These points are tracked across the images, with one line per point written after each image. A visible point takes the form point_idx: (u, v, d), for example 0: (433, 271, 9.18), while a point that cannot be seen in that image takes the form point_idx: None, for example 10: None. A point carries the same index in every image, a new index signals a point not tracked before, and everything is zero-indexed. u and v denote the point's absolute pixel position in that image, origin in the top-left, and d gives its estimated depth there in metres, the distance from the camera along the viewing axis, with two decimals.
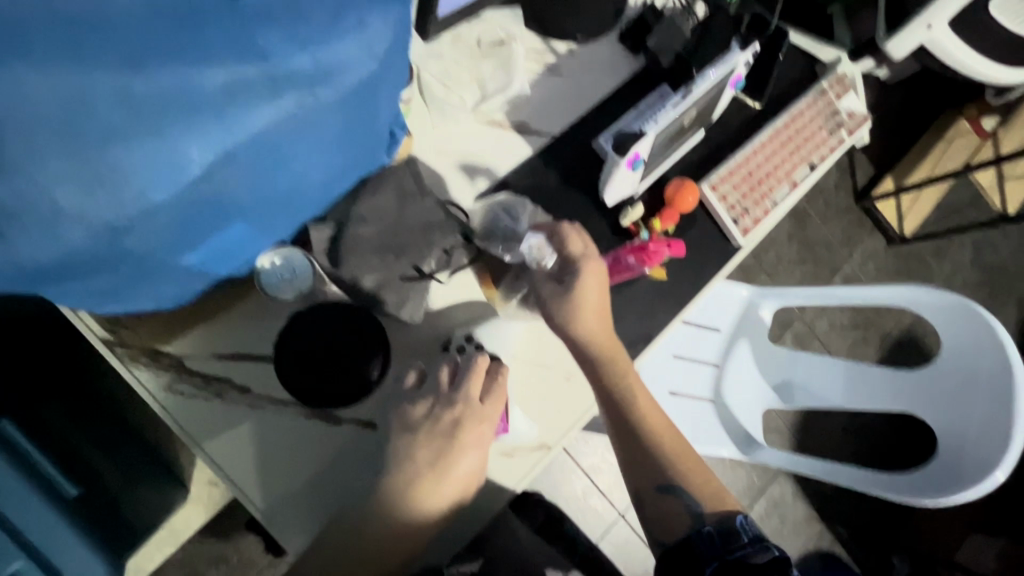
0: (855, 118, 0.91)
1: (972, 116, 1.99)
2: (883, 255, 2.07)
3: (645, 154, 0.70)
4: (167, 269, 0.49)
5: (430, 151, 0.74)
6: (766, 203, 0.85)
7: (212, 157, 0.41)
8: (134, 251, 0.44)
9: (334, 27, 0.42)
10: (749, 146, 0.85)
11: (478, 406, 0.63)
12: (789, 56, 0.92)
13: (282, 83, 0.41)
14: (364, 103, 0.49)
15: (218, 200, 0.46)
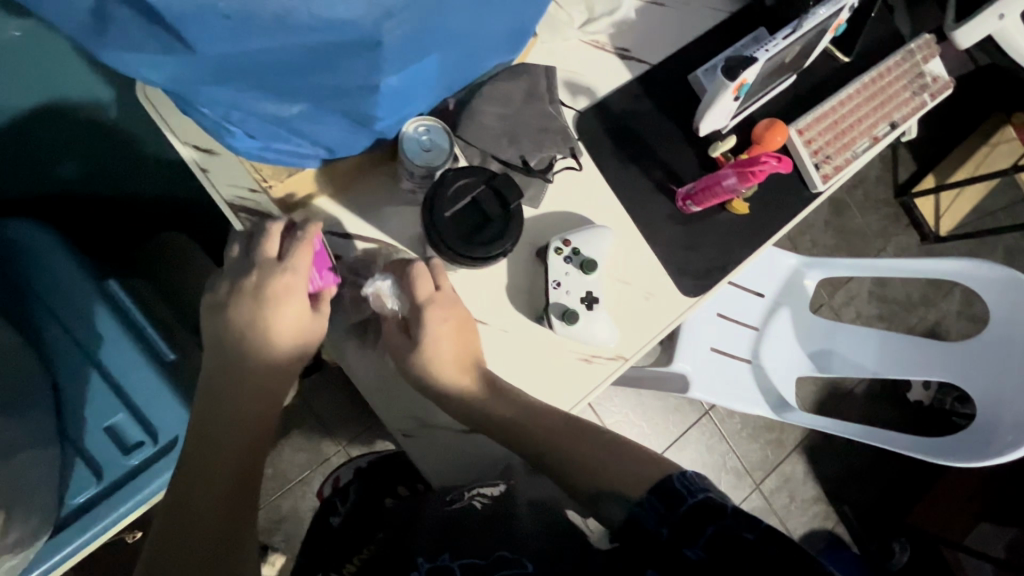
0: (939, 82, 0.93)
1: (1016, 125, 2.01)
2: (915, 252, 2.09)
3: (750, 83, 0.72)
4: (365, 87, 0.46)
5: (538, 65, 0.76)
6: (847, 153, 0.87)
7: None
8: (374, 43, 0.41)
9: None
10: (836, 96, 0.87)
11: (278, 261, 0.60)
12: (880, 16, 0.94)
13: None
14: None
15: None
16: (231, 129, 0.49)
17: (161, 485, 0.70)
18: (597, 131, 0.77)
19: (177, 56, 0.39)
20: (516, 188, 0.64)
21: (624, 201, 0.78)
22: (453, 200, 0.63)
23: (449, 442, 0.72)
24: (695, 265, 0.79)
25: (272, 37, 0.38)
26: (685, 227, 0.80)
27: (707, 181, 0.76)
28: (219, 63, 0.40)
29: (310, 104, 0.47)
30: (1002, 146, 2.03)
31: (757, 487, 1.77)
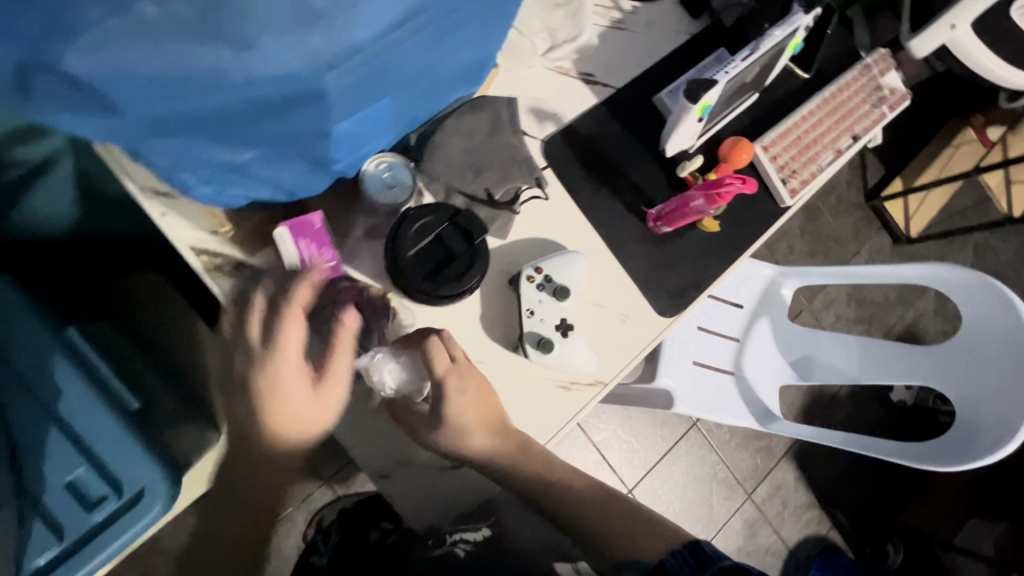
0: (897, 94, 0.95)
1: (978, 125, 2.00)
2: (888, 254, 2.13)
3: (712, 104, 0.73)
4: (316, 135, 0.47)
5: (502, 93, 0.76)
6: (812, 167, 0.89)
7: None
8: (316, 91, 0.42)
9: None
10: (799, 112, 0.89)
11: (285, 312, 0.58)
12: (835, 31, 0.96)
13: None
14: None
15: (406, 45, 0.44)
16: (180, 184, 0.49)
17: (140, 530, 0.69)
18: (565, 157, 0.78)
19: (111, 115, 0.39)
20: (480, 222, 0.67)
21: (596, 224, 0.78)
22: (416, 237, 0.66)
23: (430, 481, 0.70)
24: (670, 285, 0.79)
25: (209, 92, 0.39)
26: (658, 247, 0.80)
27: (675, 202, 0.77)
28: (160, 118, 0.40)
29: (263, 160, 0.48)
30: (964, 148, 2.04)
31: (750, 497, 1.77)
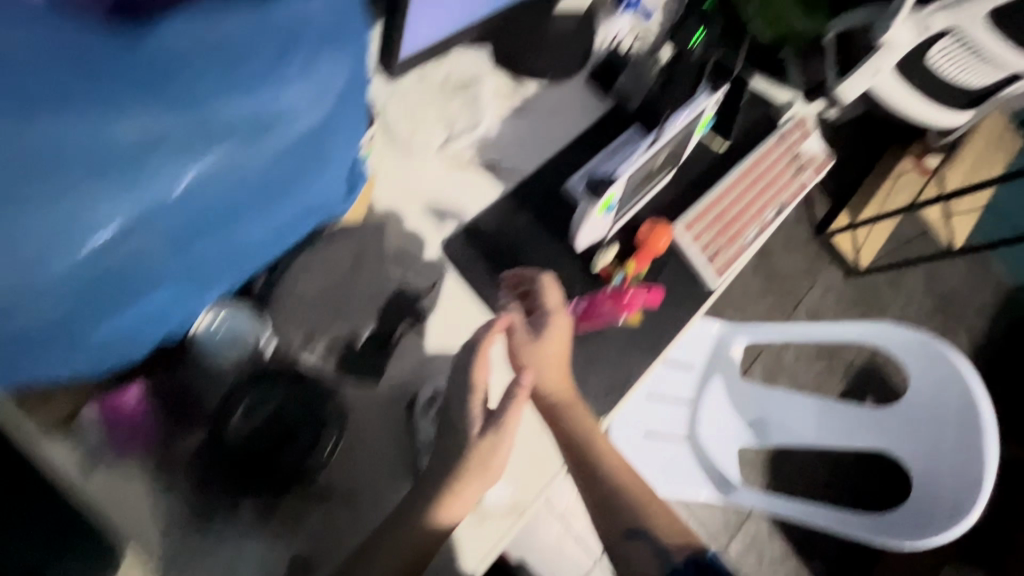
0: (816, 160, 0.94)
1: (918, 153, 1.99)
2: (842, 287, 2.13)
3: (617, 197, 0.69)
4: (84, 347, 0.45)
5: (395, 192, 0.70)
6: (737, 244, 0.85)
7: (186, 145, 0.39)
8: (29, 322, 0.40)
9: (274, 69, 0.41)
10: (719, 187, 0.85)
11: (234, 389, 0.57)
12: (750, 99, 0.94)
13: (213, 132, 0.40)
14: (310, 151, 0.48)
15: (203, 201, 0.43)
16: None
17: None
18: (468, 256, 0.72)
19: None
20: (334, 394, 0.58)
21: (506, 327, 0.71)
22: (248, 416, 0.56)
23: None
24: (592, 387, 0.73)
25: None
26: (576, 346, 0.74)
27: (585, 303, 0.73)
28: None
29: (102, 342, 0.46)
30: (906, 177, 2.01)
31: (724, 554, 1.69)
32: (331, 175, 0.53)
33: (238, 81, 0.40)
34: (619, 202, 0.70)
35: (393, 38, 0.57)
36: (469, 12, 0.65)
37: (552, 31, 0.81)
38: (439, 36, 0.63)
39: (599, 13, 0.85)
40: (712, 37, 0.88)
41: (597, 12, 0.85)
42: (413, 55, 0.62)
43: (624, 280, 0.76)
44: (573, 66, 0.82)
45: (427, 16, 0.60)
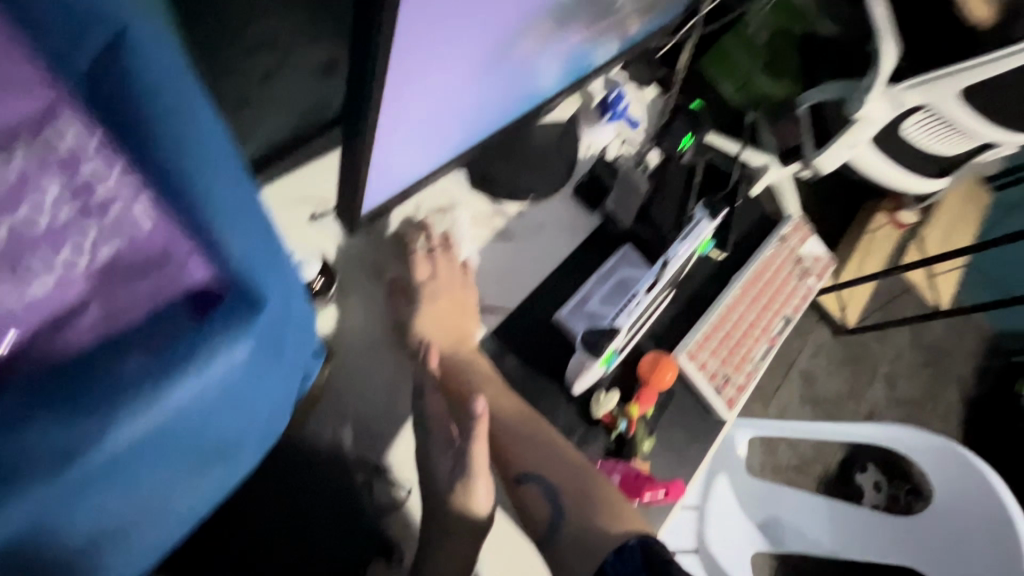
0: (820, 263, 0.88)
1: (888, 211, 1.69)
2: (830, 346, 1.91)
3: (620, 349, 0.64)
4: None
5: (366, 346, 0.62)
6: (747, 366, 0.77)
7: (75, 537, 0.32)
8: None
9: (182, 438, 0.33)
10: (722, 304, 0.78)
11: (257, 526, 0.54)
12: (747, 199, 0.88)
13: (107, 512, 0.33)
14: (241, 452, 0.41)
15: (114, 542, 0.36)
16: None
17: None
18: None
19: None
20: None
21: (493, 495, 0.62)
22: None
23: None
24: None
25: None
26: None
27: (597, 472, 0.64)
28: None
29: None
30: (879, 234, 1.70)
31: None
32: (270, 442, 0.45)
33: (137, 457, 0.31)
34: (622, 352, 0.65)
35: (354, 195, 0.49)
36: (440, 144, 0.60)
37: (532, 148, 0.75)
38: (412, 170, 0.59)
39: (582, 122, 0.79)
40: (701, 140, 0.83)
41: (579, 122, 0.79)
42: (378, 200, 0.58)
43: (628, 427, 0.67)
44: (557, 182, 0.75)
45: (393, 158, 0.55)
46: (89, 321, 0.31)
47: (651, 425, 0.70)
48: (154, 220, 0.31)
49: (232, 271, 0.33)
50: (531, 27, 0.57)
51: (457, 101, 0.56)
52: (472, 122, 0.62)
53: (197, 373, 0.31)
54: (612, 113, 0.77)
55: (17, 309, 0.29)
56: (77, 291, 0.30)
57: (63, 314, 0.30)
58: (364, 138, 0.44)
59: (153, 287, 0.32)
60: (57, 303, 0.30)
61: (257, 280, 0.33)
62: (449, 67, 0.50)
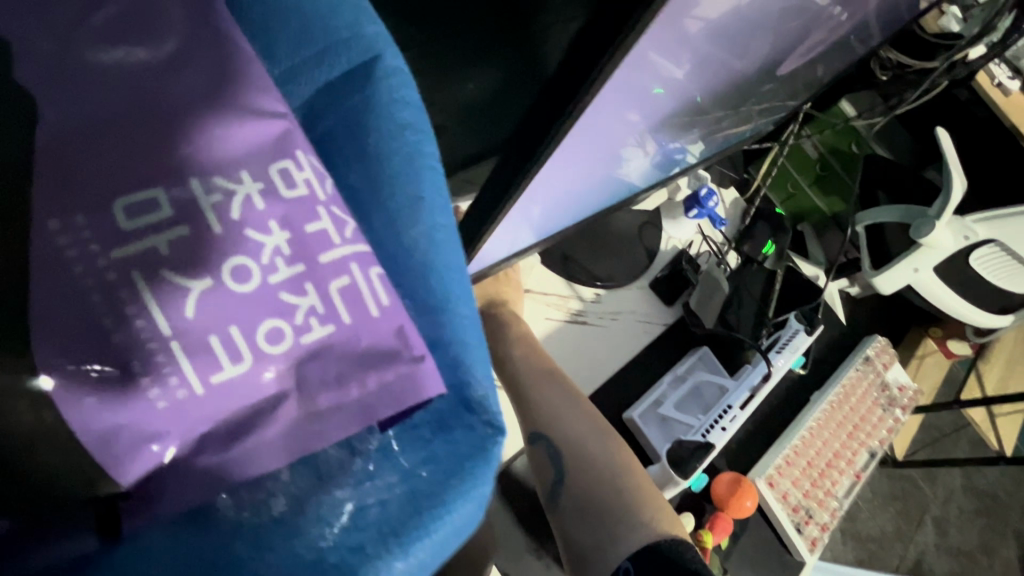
0: (907, 392, 0.81)
1: (938, 338, 1.56)
2: (876, 478, 1.70)
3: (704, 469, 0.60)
4: None
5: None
6: (830, 503, 0.68)
7: None
8: None
9: None
10: (805, 426, 0.70)
11: None
12: (829, 313, 0.82)
13: None
14: None
15: None
16: None
17: None
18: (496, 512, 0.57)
19: None
20: None
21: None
22: None
23: None
24: None
25: None
26: None
27: None
28: None
29: None
30: (929, 360, 1.58)
31: None
32: None
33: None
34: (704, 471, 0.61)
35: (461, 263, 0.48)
36: (534, 228, 0.59)
37: (615, 233, 0.73)
38: (509, 248, 0.58)
39: (665, 214, 0.77)
40: (785, 247, 0.79)
41: (661, 213, 0.77)
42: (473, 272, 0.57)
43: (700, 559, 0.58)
44: (636, 271, 0.72)
45: (500, 233, 0.54)
46: (277, 431, 0.20)
47: (723, 558, 0.61)
48: (389, 303, 0.22)
49: (454, 378, 0.25)
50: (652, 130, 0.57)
51: (567, 187, 0.56)
52: (571, 207, 0.61)
53: (394, 553, 0.21)
54: (699, 209, 0.75)
55: (177, 410, 0.19)
56: (270, 385, 0.20)
57: (243, 424, 0.20)
58: (492, 222, 0.42)
59: (382, 394, 0.22)
60: (231, 401, 0.19)
61: (480, 395, 0.24)
62: (567, 155, 0.50)
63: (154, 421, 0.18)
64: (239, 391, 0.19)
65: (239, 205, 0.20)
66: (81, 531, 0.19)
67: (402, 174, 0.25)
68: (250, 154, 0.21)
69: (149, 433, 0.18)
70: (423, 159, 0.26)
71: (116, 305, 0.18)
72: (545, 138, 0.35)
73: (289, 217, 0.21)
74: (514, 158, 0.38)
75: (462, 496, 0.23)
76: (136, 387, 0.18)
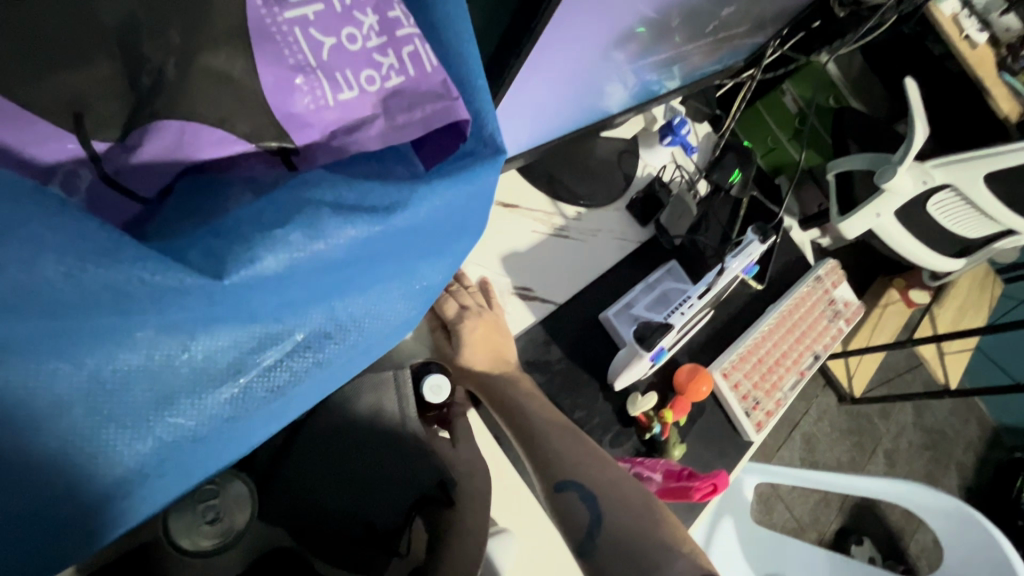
0: (850, 307, 0.91)
1: (900, 287, 1.65)
2: (834, 414, 1.85)
3: (667, 347, 0.67)
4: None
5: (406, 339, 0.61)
6: (776, 394, 0.79)
7: (273, 287, 0.25)
8: None
9: (415, 237, 0.29)
10: (757, 329, 0.80)
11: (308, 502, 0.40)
12: (785, 239, 0.91)
13: (323, 283, 0.26)
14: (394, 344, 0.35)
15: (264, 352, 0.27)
16: None
17: None
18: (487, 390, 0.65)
19: None
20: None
21: None
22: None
23: None
24: None
25: None
26: None
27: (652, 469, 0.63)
28: None
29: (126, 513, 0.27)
30: (892, 308, 1.69)
31: None
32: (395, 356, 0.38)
33: (372, 265, 0.28)
34: (667, 351, 0.68)
35: None
36: (517, 143, 0.65)
37: (595, 158, 0.80)
38: None
39: (642, 143, 0.85)
40: (749, 176, 0.87)
41: (639, 142, 0.85)
42: None
43: (662, 432, 0.68)
44: (614, 192, 0.79)
45: None
46: (376, 131, 0.29)
47: (681, 434, 0.72)
48: (438, 63, 0.29)
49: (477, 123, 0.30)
50: (628, 41, 0.62)
51: (549, 101, 0.62)
52: (554, 122, 0.68)
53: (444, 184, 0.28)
54: (671, 136, 0.82)
55: (318, 112, 0.28)
56: (367, 106, 0.29)
57: (354, 125, 0.29)
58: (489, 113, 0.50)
59: (430, 115, 0.29)
60: (348, 116, 0.28)
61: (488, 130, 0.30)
62: (548, 73, 0.57)
63: (304, 110, 0.27)
64: (353, 104, 0.28)
65: None
66: (276, 167, 0.27)
67: None
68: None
69: (306, 123, 0.28)
70: None
71: (284, 43, 0.26)
72: (531, 25, 0.41)
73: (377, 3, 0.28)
74: (505, 52, 0.44)
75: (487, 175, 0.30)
76: (290, 89, 0.27)
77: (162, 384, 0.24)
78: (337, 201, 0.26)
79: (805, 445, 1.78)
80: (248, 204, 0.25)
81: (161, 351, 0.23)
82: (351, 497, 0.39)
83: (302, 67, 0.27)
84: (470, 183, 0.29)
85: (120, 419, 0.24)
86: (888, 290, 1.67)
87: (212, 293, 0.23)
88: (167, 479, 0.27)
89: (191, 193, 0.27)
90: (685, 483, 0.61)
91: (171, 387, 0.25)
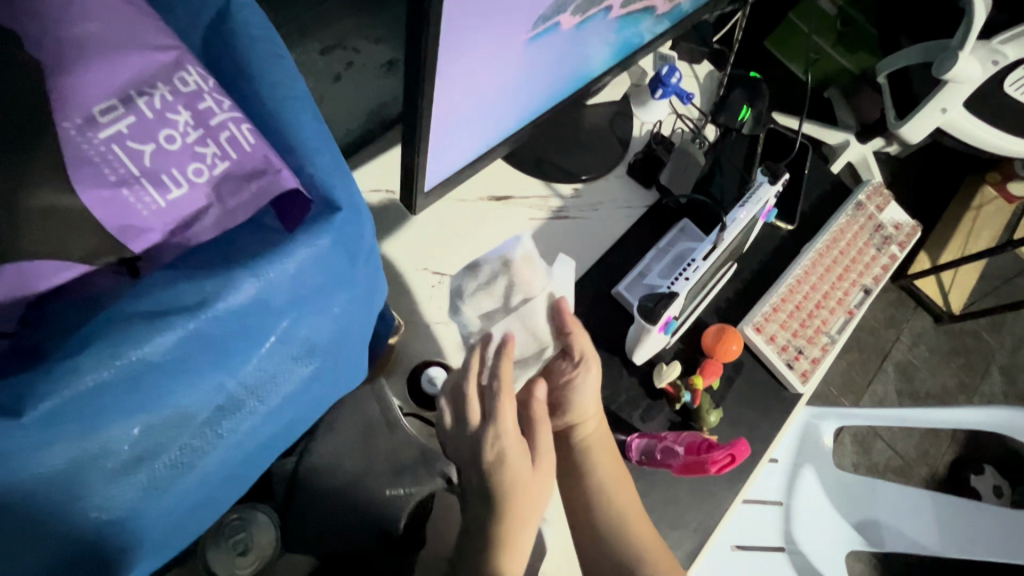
0: (903, 230, 0.82)
1: (996, 182, 1.48)
2: (931, 336, 1.67)
3: (676, 316, 0.64)
4: None
5: (414, 352, 0.63)
6: (822, 339, 0.73)
7: (152, 375, 0.30)
8: None
9: (279, 302, 0.33)
10: (791, 274, 0.75)
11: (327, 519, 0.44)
12: (815, 168, 0.84)
13: (199, 360, 0.31)
14: (307, 392, 0.40)
15: (171, 429, 0.32)
16: None
17: None
18: None
19: None
20: None
21: None
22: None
23: None
24: (665, 529, 0.63)
25: None
26: (635, 486, 0.64)
27: (664, 445, 0.62)
28: None
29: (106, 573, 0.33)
30: (989, 208, 1.48)
31: None
32: (328, 396, 0.43)
33: (223, 346, 0.32)
34: (678, 319, 0.65)
35: (414, 171, 0.54)
36: (491, 133, 0.63)
37: (585, 128, 0.77)
38: (463, 162, 0.62)
39: (634, 101, 0.79)
40: (761, 110, 0.80)
41: (630, 101, 0.80)
42: (435, 186, 0.61)
43: (692, 400, 0.66)
44: (610, 160, 0.76)
45: (445, 147, 0.57)
46: (211, 220, 0.33)
47: (717, 398, 0.69)
48: (255, 141, 0.33)
49: (318, 190, 0.35)
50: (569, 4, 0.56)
51: (501, 91, 0.58)
52: (526, 106, 0.65)
53: (290, 249, 0.33)
54: (663, 88, 0.75)
55: (157, 216, 0.31)
56: (198, 199, 0.32)
57: (192, 215, 0.32)
58: (423, 114, 0.49)
59: (256, 195, 0.33)
60: (183, 211, 0.32)
61: (328, 195, 0.35)
62: (494, 61, 0.53)
63: (145, 215, 0.31)
64: (185, 201, 0.32)
65: (158, 100, 0.31)
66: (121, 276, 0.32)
67: (261, 64, 0.35)
68: (160, 71, 0.32)
69: (143, 230, 0.31)
70: (288, 80, 0.36)
71: (104, 161, 0.30)
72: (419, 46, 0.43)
73: (187, 103, 0.32)
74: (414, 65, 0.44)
75: (332, 229, 0.34)
76: (127, 201, 0.30)
77: (60, 500, 0.29)
78: (193, 291, 0.31)
79: (902, 375, 1.61)
80: (115, 310, 0.30)
81: (67, 456, 0.29)
82: (362, 512, 0.44)
83: (131, 179, 0.31)
84: (314, 244, 0.33)
85: (58, 514, 0.30)
86: (982, 189, 1.48)
87: (89, 396, 0.28)
88: (130, 551, 0.34)
89: (71, 312, 0.31)
90: (703, 457, 0.59)
91: (77, 495, 0.30)
